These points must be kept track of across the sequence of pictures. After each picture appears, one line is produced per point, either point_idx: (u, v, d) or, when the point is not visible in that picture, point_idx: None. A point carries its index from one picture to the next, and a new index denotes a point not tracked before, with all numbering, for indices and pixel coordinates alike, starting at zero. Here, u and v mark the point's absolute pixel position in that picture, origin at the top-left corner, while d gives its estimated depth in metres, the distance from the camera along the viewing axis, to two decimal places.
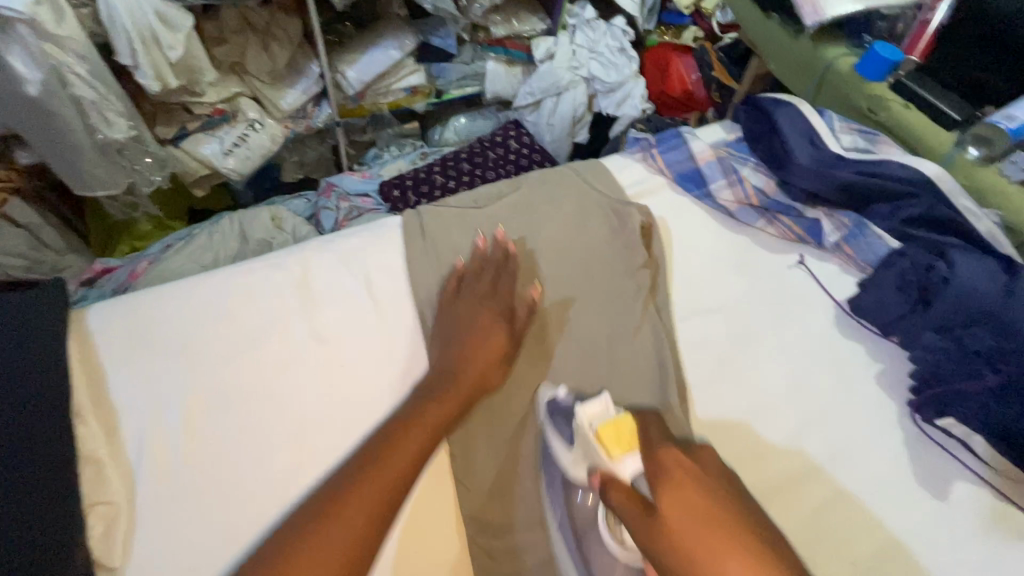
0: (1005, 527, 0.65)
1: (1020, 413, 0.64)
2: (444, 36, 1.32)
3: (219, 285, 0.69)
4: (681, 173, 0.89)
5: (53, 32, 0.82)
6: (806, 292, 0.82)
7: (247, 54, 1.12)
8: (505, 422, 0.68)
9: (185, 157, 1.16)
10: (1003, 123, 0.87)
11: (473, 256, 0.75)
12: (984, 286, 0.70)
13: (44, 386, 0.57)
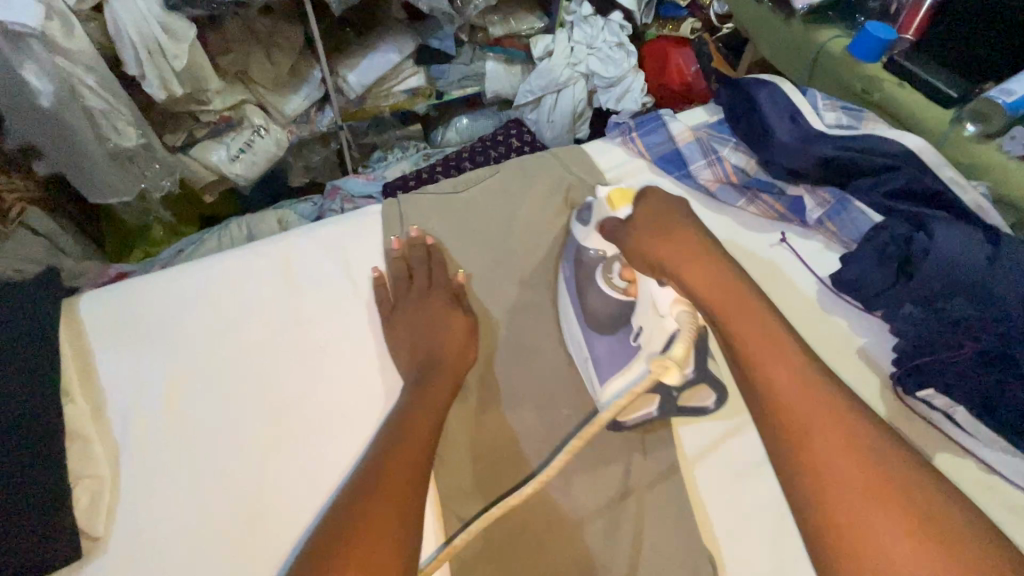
0: (989, 497, 0.65)
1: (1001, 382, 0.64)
2: (442, 38, 1.29)
3: (203, 273, 0.72)
4: (660, 156, 0.90)
5: (64, 45, 0.87)
6: (790, 268, 0.82)
7: (251, 63, 1.15)
8: (480, 402, 0.69)
9: (195, 164, 1.20)
10: (999, 98, 0.86)
11: (392, 261, 0.76)
12: (966, 254, 0.68)
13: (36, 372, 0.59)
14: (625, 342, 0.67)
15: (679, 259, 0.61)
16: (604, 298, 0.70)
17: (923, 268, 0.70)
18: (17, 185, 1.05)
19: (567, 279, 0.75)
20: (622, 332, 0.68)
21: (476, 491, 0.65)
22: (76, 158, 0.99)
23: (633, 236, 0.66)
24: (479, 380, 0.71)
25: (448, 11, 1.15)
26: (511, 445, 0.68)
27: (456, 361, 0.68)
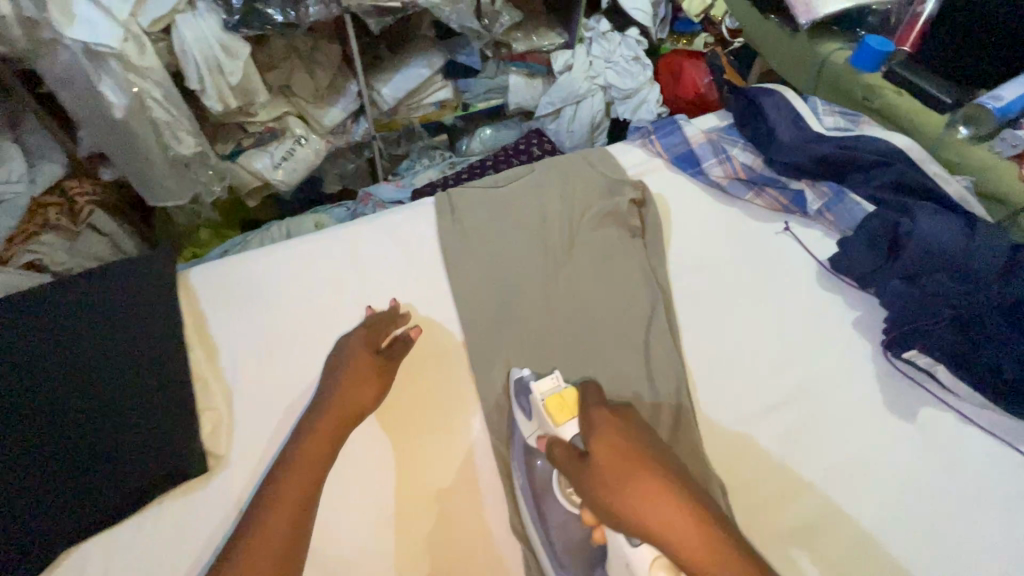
0: (964, 442, 0.73)
1: (970, 341, 0.73)
2: (469, 53, 1.42)
3: (289, 252, 0.85)
4: (676, 155, 1.01)
5: (137, 64, 1.00)
6: (792, 252, 0.92)
7: (293, 77, 1.29)
8: (524, 361, 0.79)
9: (241, 170, 1.35)
10: (990, 104, 0.97)
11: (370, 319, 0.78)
12: (947, 239, 0.79)
13: (158, 324, 0.72)
14: None
15: (647, 492, 0.52)
16: (565, 515, 0.67)
17: (908, 246, 0.81)
18: (88, 188, 1.18)
19: (521, 485, 0.70)
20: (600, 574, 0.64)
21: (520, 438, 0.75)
22: (139, 161, 1.13)
23: (586, 477, 0.56)
24: (519, 343, 0.81)
25: (477, 29, 1.30)
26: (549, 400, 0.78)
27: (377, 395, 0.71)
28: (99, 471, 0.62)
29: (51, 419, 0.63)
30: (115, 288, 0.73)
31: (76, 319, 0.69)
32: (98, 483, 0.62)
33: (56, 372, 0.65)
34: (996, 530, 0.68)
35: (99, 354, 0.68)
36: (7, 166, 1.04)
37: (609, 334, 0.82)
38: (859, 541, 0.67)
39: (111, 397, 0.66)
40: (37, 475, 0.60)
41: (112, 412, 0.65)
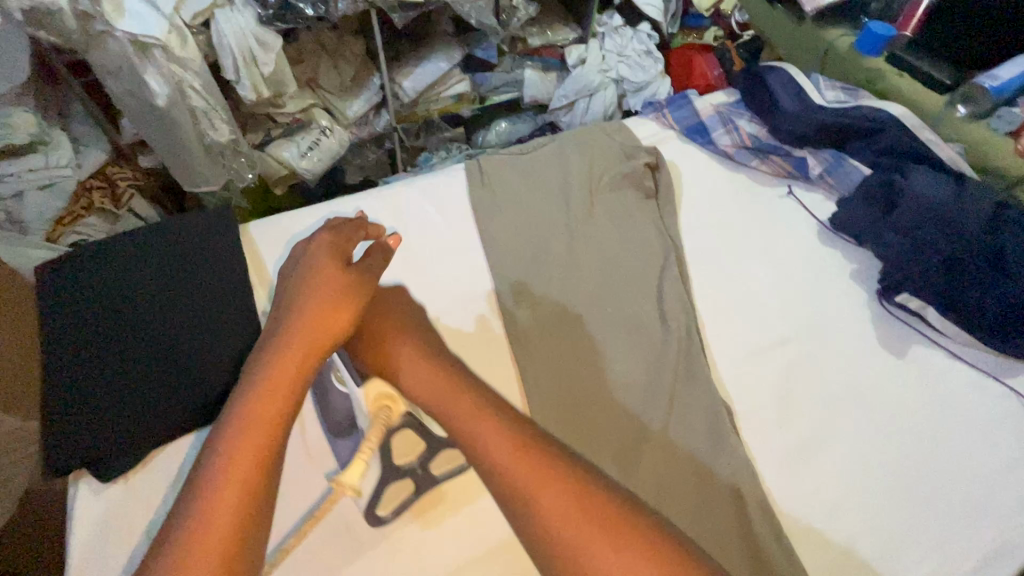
0: (955, 378, 0.80)
1: (961, 282, 0.81)
2: (487, 48, 1.51)
3: (337, 211, 0.93)
4: (688, 127, 1.09)
5: (178, 54, 1.07)
6: (794, 212, 1.00)
7: (320, 70, 1.40)
8: (548, 313, 0.86)
9: (270, 161, 1.42)
10: (987, 83, 1.04)
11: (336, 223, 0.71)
12: (938, 194, 0.87)
13: (218, 270, 0.80)
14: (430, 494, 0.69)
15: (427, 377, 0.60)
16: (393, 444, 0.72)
17: (903, 202, 0.88)
18: (130, 173, 1.25)
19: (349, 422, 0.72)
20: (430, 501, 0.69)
21: (547, 385, 0.80)
22: (179, 148, 1.19)
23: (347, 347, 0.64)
24: (543, 289, 0.88)
25: (494, 25, 1.36)
26: (576, 350, 0.83)
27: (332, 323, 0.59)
28: (168, 387, 0.70)
29: (129, 340, 0.72)
30: (184, 236, 0.82)
31: (150, 260, 0.79)
32: (169, 397, 0.69)
33: (135, 302, 0.75)
34: (980, 452, 0.74)
35: (170, 288, 0.77)
36: (55, 154, 1.07)
37: (628, 285, 0.89)
38: (853, 459, 0.74)
39: (179, 325, 0.74)
40: (119, 386, 0.69)
41: (175, 355, 0.71)
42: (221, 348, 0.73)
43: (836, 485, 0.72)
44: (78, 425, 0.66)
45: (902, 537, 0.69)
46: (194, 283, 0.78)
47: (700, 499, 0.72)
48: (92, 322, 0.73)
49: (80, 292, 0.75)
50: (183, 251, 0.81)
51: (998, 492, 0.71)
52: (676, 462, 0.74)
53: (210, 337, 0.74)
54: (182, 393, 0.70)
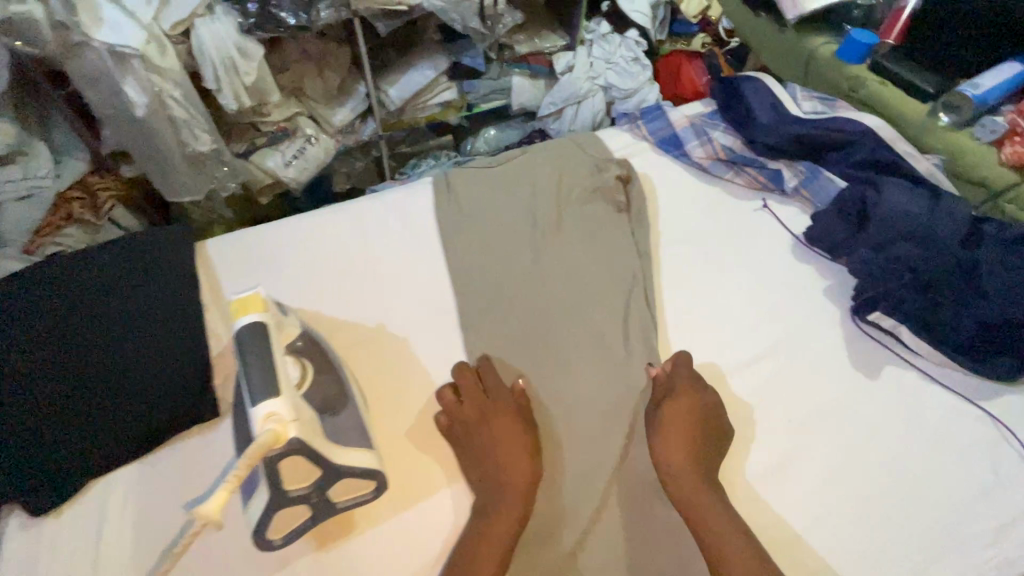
0: (940, 398, 0.77)
1: (927, 302, 0.79)
2: (474, 56, 1.47)
3: (297, 227, 0.90)
4: (661, 138, 1.07)
5: (158, 63, 1.05)
6: (767, 226, 0.98)
7: (305, 79, 1.36)
8: (510, 334, 0.82)
9: (254, 169, 1.38)
10: (970, 91, 1.02)
11: (504, 334, 0.82)
12: (915, 209, 0.85)
13: (166, 287, 0.77)
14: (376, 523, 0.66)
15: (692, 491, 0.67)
16: None
17: (876, 218, 0.86)
18: (110, 183, 1.22)
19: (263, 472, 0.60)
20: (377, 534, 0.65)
21: None
22: (161, 155, 1.17)
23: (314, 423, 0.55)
24: (502, 303, 0.85)
25: (480, 30, 1.32)
26: (543, 376, 0.79)
27: (526, 489, 0.67)
28: (101, 416, 0.66)
29: (55, 369, 0.67)
30: (136, 255, 0.78)
31: (94, 278, 0.75)
32: (101, 427, 0.66)
33: (69, 326, 0.70)
34: (954, 478, 0.71)
35: (111, 310, 0.72)
36: (33, 163, 1.06)
37: (593, 301, 0.86)
38: (823, 483, 0.71)
39: (116, 350, 0.69)
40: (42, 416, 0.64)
41: (119, 376, 0.68)
42: (167, 367, 0.70)
43: (803, 511, 0.69)
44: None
45: (867, 568, 0.66)
46: (150, 300, 0.75)
47: (659, 529, 0.69)
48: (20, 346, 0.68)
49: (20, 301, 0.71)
50: (130, 269, 0.77)
51: (972, 520, 0.68)
52: (635, 491, 0.72)
53: (158, 357, 0.70)
54: (127, 415, 0.67)
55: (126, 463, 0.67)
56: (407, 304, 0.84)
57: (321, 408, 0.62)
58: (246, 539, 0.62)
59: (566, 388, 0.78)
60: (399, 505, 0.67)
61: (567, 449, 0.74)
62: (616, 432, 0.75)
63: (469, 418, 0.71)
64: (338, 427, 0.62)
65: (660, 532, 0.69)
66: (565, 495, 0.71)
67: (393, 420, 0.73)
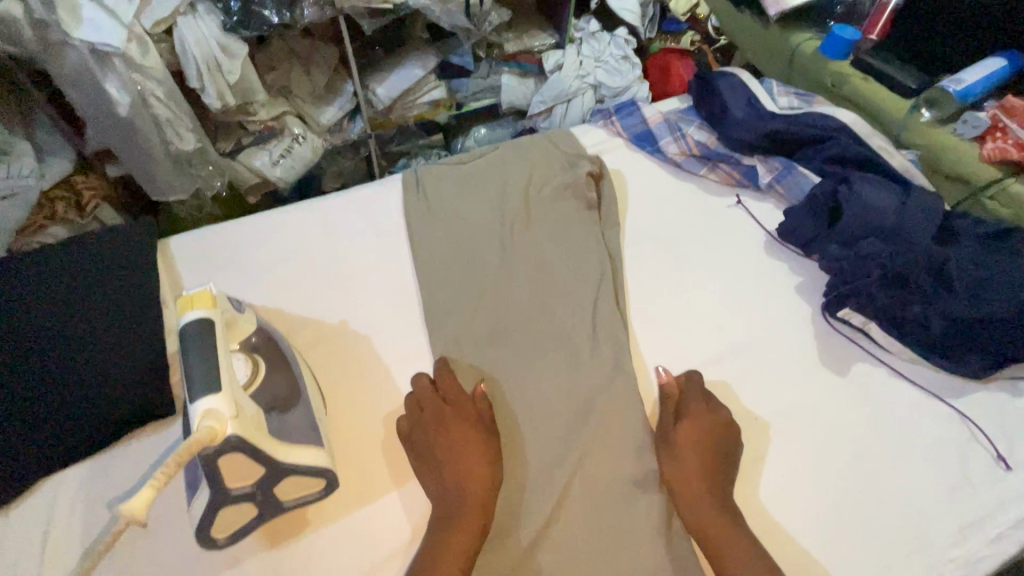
0: (918, 397, 0.75)
1: (899, 297, 0.77)
2: (462, 55, 1.46)
3: (263, 224, 0.89)
4: (636, 135, 1.06)
5: (139, 62, 1.03)
6: (741, 223, 0.96)
7: (292, 79, 1.35)
8: (474, 331, 0.81)
9: (242, 168, 1.37)
10: (951, 87, 1.01)
11: (465, 327, 0.81)
12: (882, 204, 0.84)
13: (121, 282, 0.75)
14: (330, 524, 0.64)
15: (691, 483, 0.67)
16: None
17: (847, 212, 0.85)
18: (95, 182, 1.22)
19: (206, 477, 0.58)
20: (329, 535, 0.63)
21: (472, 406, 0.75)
22: (143, 155, 1.15)
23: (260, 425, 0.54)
24: (468, 298, 0.84)
25: (467, 27, 1.31)
26: (506, 374, 0.78)
27: (484, 497, 0.64)
28: (54, 414, 0.64)
29: (0, 366, 0.64)
30: (96, 249, 0.77)
31: (52, 271, 0.73)
32: (45, 423, 0.64)
33: (21, 320, 0.68)
34: (921, 477, 0.69)
35: (65, 305, 0.71)
36: (18, 162, 1.05)
37: (562, 297, 0.85)
38: (788, 481, 0.70)
39: (72, 346, 0.68)
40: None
41: (71, 372, 0.66)
42: (120, 364, 0.68)
43: (769, 509, 0.68)
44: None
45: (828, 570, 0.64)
46: (107, 296, 0.73)
47: (622, 529, 0.67)
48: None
49: None
50: (84, 263, 0.75)
51: (939, 520, 0.66)
52: (596, 490, 0.70)
53: (116, 352, 0.69)
54: (79, 411, 0.65)
55: (76, 460, 0.66)
56: (372, 301, 0.83)
57: (271, 405, 0.61)
58: (190, 541, 0.60)
59: (530, 385, 0.77)
60: (350, 505, 0.65)
61: (529, 448, 0.73)
62: (577, 431, 0.73)
63: (429, 425, 0.69)
64: (287, 426, 0.60)
65: (625, 533, 0.67)
66: (522, 494, 0.70)
67: (351, 420, 0.72)
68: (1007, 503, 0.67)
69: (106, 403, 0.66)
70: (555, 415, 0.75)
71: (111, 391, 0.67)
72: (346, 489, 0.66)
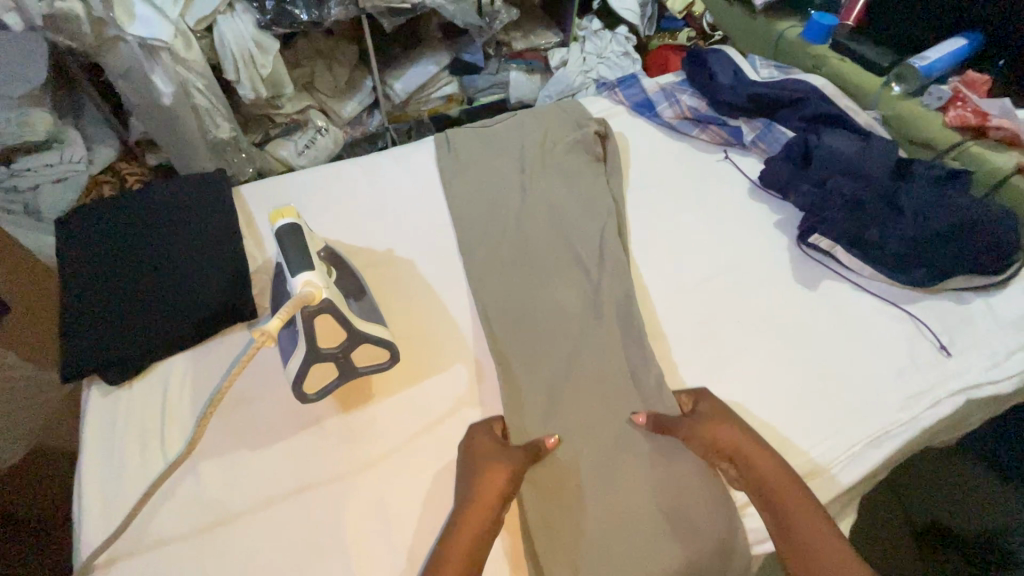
0: (879, 303, 0.90)
1: (859, 220, 0.92)
2: (474, 53, 1.58)
3: (317, 175, 1.05)
4: (636, 103, 1.22)
5: (184, 56, 1.18)
6: (728, 173, 1.11)
7: (316, 75, 1.48)
8: (502, 258, 0.95)
9: (269, 158, 1.50)
10: (917, 63, 1.15)
11: (494, 250, 0.96)
12: (848, 150, 0.99)
13: (210, 214, 0.91)
14: (399, 401, 0.78)
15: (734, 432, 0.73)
16: None
17: (818, 156, 1.00)
18: (136, 168, 1.36)
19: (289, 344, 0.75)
20: (392, 405, 0.77)
21: (504, 313, 0.89)
22: (183, 143, 1.30)
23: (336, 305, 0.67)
24: (494, 230, 0.99)
25: (478, 25, 1.45)
26: (529, 291, 0.92)
27: (496, 505, 0.66)
28: (160, 311, 0.80)
29: (126, 275, 0.82)
30: (185, 191, 0.93)
31: (144, 217, 0.89)
32: (154, 318, 0.79)
33: (130, 246, 0.86)
34: (874, 364, 0.83)
35: (163, 236, 0.87)
36: (67, 148, 1.20)
37: (573, 230, 0.99)
38: (764, 367, 0.84)
39: (169, 265, 0.84)
40: (118, 309, 0.79)
41: (176, 283, 0.82)
42: (214, 276, 0.84)
43: (747, 388, 0.82)
44: (75, 341, 0.77)
45: (795, 432, 0.77)
46: (203, 225, 0.89)
47: (629, 407, 0.80)
48: (85, 267, 0.83)
49: (100, 227, 0.87)
50: (181, 200, 0.92)
51: (885, 394, 0.80)
52: (608, 375, 0.83)
53: (205, 271, 0.84)
54: (182, 312, 0.80)
55: (182, 350, 0.81)
56: (416, 237, 0.98)
57: (349, 293, 0.77)
58: (285, 402, 0.76)
59: (549, 296, 0.91)
60: (408, 382, 0.80)
61: (551, 348, 0.86)
62: (586, 334, 0.87)
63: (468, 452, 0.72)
64: (360, 309, 0.76)
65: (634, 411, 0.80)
66: (547, 385, 0.82)
67: (405, 323, 0.86)
68: (947, 379, 0.81)
69: (208, 306, 0.81)
70: (570, 321, 0.89)
71: (205, 299, 0.81)
72: (404, 372, 0.81)
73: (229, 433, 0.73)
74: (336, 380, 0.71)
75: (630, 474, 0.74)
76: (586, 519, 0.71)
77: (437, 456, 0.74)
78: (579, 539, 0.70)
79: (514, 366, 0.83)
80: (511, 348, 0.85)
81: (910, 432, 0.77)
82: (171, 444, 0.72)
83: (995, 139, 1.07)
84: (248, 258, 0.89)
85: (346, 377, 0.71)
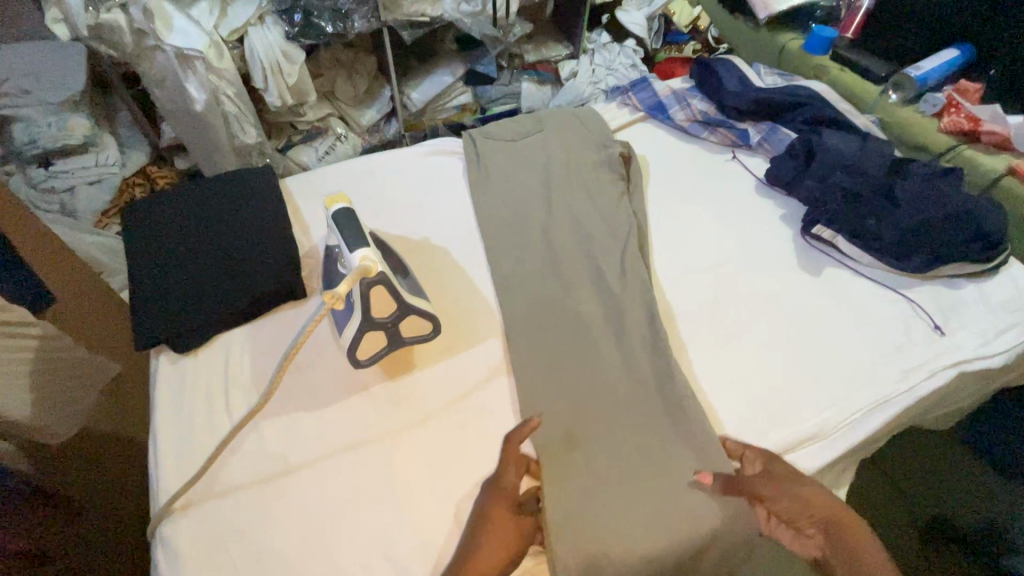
0: (879, 289, 0.98)
1: (855, 212, 1.00)
2: (487, 65, 1.68)
3: (356, 169, 1.13)
4: (649, 105, 1.29)
5: (216, 65, 1.25)
6: (736, 171, 1.20)
7: (337, 83, 1.57)
8: (532, 254, 1.01)
9: (292, 163, 1.58)
10: (913, 72, 1.23)
11: (522, 248, 1.02)
12: (845, 147, 1.09)
13: (263, 202, 0.99)
14: (441, 373, 0.85)
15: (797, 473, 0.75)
16: None
17: (822, 156, 1.08)
18: (166, 172, 1.46)
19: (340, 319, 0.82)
20: (432, 373, 0.85)
21: (531, 308, 0.93)
22: (210, 148, 1.39)
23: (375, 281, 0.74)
24: (521, 225, 1.05)
25: (493, 36, 1.53)
26: (552, 282, 0.97)
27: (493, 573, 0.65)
28: (220, 288, 0.88)
29: (185, 256, 0.90)
30: (235, 182, 1.01)
31: (203, 204, 0.97)
32: (212, 296, 0.87)
33: (187, 230, 0.93)
34: (873, 343, 0.91)
35: (217, 223, 0.95)
36: (104, 154, 1.33)
37: (594, 226, 1.04)
38: (769, 348, 0.91)
39: (223, 248, 0.91)
40: (180, 286, 0.87)
41: (233, 265, 0.90)
42: (264, 260, 0.91)
43: (752, 362, 0.89)
44: (142, 315, 0.85)
45: (797, 405, 0.84)
46: (257, 210, 0.97)
47: (660, 386, 0.85)
48: (148, 248, 0.91)
49: (164, 210, 0.96)
50: (235, 190, 1.00)
51: (883, 369, 0.87)
52: (630, 364, 0.87)
53: (253, 257, 0.91)
54: (240, 288, 0.88)
55: (239, 326, 0.89)
56: (446, 228, 1.05)
57: (396, 271, 0.85)
58: (334, 371, 0.84)
59: (569, 287, 0.96)
60: (447, 353, 0.87)
61: (574, 340, 0.90)
62: (607, 322, 0.92)
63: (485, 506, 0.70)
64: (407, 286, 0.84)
65: (659, 386, 0.85)
66: (575, 374, 0.86)
67: (447, 301, 0.94)
68: (942, 355, 0.88)
69: (265, 283, 0.89)
70: (594, 303, 0.95)
71: (263, 279, 0.89)
72: (441, 345, 0.88)
73: (286, 396, 0.81)
74: (382, 348, 0.80)
75: (654, 440, 0.80)
76: (614, 476, 0.76)
77: (473, 421, 0.81)
78: (612, 493, 0.75)
79: (538, 350, 0.88)
80: (536, 346, 0.88)
81: (909, 400, 0.85)
82: (238, 406, 0.80)
83: (987, 143, 1.13)
84: (297, 243, 0.97)
85: (398, 343, 0.80)
